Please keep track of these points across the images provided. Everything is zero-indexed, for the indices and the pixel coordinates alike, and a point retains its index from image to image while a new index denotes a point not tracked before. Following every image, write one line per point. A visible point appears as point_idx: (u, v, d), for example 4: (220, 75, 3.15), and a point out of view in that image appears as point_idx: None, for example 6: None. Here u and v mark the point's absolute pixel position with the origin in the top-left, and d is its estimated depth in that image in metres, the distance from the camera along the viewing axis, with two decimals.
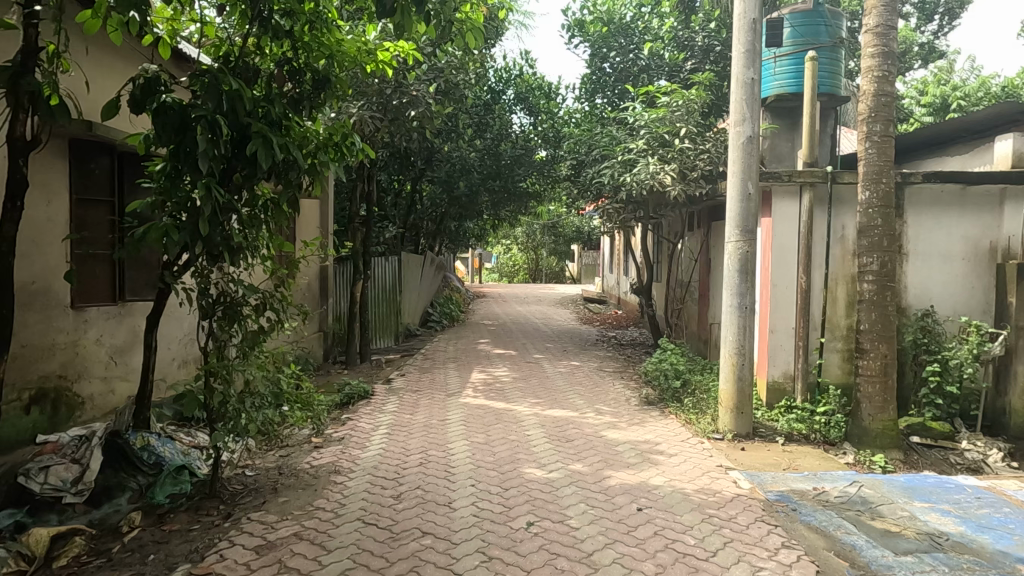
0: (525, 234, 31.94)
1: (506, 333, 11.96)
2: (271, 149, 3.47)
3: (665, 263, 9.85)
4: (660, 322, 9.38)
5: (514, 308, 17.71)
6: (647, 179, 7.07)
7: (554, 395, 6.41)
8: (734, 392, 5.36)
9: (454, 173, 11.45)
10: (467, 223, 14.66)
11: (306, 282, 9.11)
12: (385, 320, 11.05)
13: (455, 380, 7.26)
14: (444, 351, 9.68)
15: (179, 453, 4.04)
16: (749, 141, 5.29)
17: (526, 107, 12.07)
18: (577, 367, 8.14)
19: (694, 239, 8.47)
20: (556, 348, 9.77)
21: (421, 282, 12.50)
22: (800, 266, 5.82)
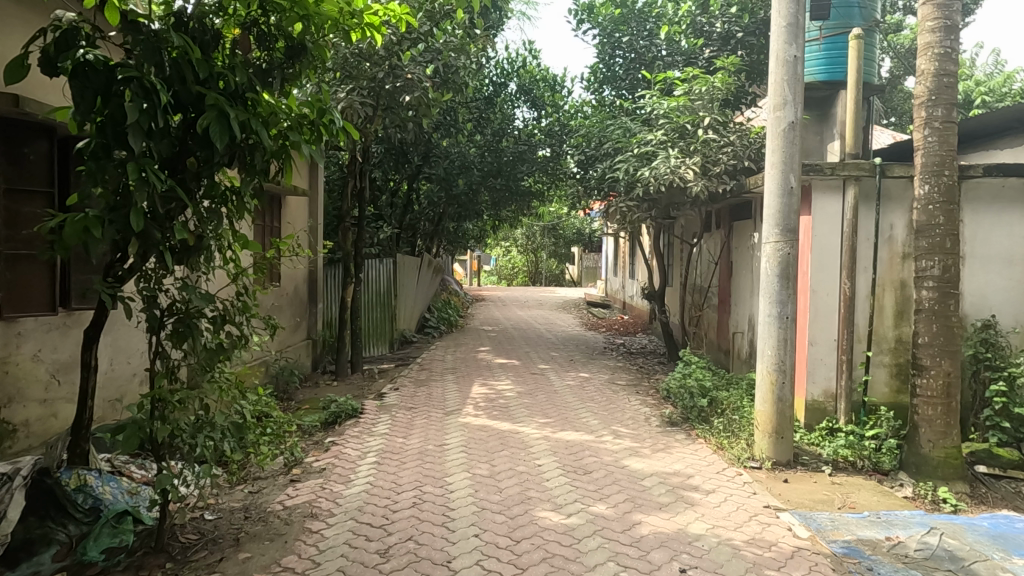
0: (525, 236, 31.28)
1: (508, 340, 11.29)
2: (227, 125, 2.80)
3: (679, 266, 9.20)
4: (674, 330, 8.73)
5: (514, 312, 17.05)
6: (667, 173, 6.39)
7: (565, 414, 5.74)
8: (773, 414, 4.70)
9: (452, 170, 10.79)
10: (467, 223, 13.99)
11: (293, 286, 8.45)
12: (379, 326, 10.34)
13: (453, 395, 6.59)
14: (441, 360, 9.01)
15: (124, 494, 3.36)
16: (790, 127, 4.64)
17: (529, 100, 11.41)
18: (586, 380, 7.48)
19: (714, 240, 7.81)
20: (562, 357, 9.11)
21: (418, 286, 11.83)
22: (844, 270, 5.16)
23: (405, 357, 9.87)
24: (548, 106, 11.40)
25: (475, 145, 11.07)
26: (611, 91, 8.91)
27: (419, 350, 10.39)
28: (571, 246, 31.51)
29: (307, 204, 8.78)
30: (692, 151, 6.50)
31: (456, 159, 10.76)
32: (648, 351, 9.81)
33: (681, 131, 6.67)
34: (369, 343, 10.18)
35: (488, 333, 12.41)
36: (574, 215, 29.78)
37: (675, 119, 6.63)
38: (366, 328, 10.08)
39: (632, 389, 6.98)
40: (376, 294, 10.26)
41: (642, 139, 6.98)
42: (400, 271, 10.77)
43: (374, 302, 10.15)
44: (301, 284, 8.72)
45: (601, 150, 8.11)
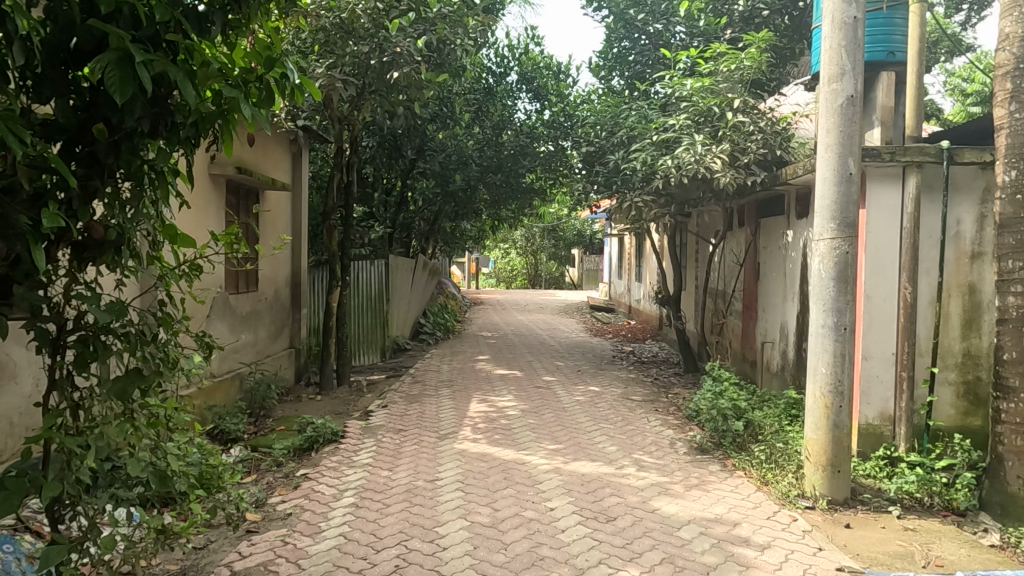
0: (524, 237, 30.50)
1: (509, 347, 10.54)
2: (130, 73, 2.01)
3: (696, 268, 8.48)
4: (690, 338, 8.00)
5: (514, 317, 16.28)
6: (692, 163, 5.66)
7: (577, 439, 4.99)
8: (829, 444, 3.95)
9: (448, 165, 10.02)
10: (465, 223, 13.23)
11: (274, 290, 7.71)
12: (369, 334, 9.67)
13: (449, 414, 5.83)
14: (436, 371, 8.26)
15: (20, 562, 2.63)
16: (849, 102, 3.89)
17: (532, 90, 10.62)
18: (596, 394, 6.73)
19: (738, 240, 7.09)
20: (568, 368, 8.37)
21: (412, 289, 11.09)
22: (905, 272, 4.42)
23: (399, 367, 9.11)
24: (552, 97, 10.62)
25: (473, 139, 10.31)
26: (622, 77, 8.16)
27: (413, 359, 9.64)
28: (571, 248, 30.75)
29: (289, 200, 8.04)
30: (722, 138, 5.77)
31: (452, 153, 10.01)
32: (663, 360, 9.06)
33: (709, 116, 5.92)
34: (355, 353, 9.51)
35: (487, 340, 11.65)
36: (574, 216, 29.04)
37: (700, 101, 5.88)
38: (354, 336, 9.41)
39: (649, 406, 6.23)
40: (367, 299, 9.52)
41: (664, 125, 6.24)
42: (394, 274, 10.04)
43: (365, 307, 9.52)
44: (282, 288, 7.97)
45: (613, 139, 7.36)
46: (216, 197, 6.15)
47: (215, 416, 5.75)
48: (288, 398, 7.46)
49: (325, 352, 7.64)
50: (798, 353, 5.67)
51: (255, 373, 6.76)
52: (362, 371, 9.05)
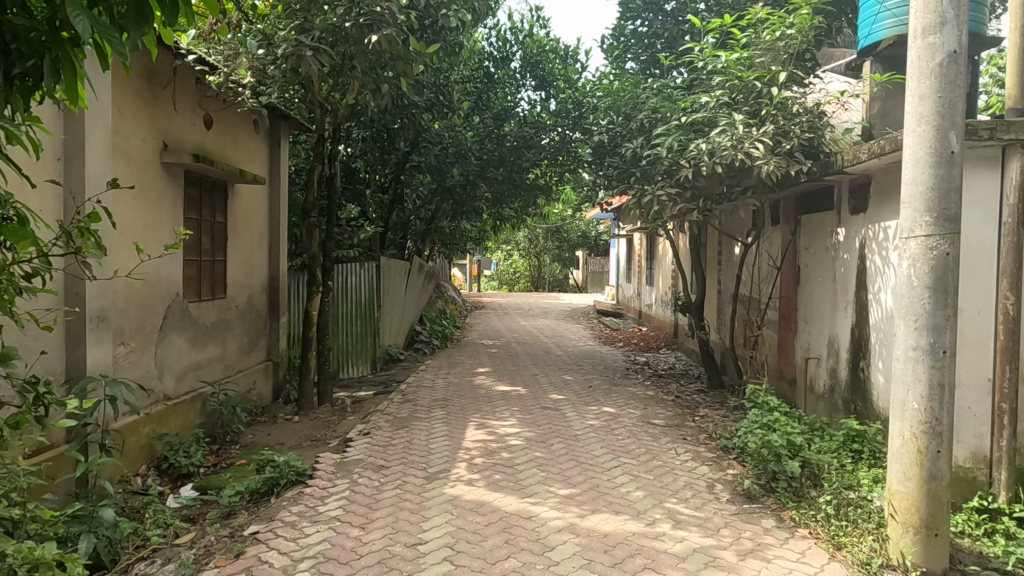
0: (527, 239, 29.61)
1: (511, 357, 9.67)
2: None
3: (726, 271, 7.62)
4: (714, 350, 7.14)
5: (517, 322, 15.42)
6: (728, 148, 4.79)
7: (595, 481, 4.12)
8: (922, 502, 3.06)
9: (444, 158, 9.15)
10: (464, 223, 12.35)
11: (245, 296, 6.86)
12: (356, 343, 8.86)
13: (442, 445, 4.96)
14: (431, 387, 7.39)
15: None
16: (951, 59, 3.02)
17: (537, 77, 9.76)
18: (612, 417, 5.85)
19: (774, 239, 6.23)
20: (578, 383, 7.51)
21: (407, 294, 10.23)
22: (1008, 279, 3.53)
23: (390, 381, 8.25)
24: (560, 83, 9.73)
25: (472, 130, 9.46)
26: (639, 57, 7.31)
27: (406, 371, 8.76)
28: (575, 250, 29.88)
29: (263, 194, 7.20)
30: (766, 118, 4.90)
31: (449, 145, 9.15)
32: (683, 374, 8.19)
33: (751, 91, 5.02)
34: (340, 365, 8.67)
35: (488, 348, 10.77)
36: (579, 217, 28.21)
37: (738, 74, 4.99)
38: (339, 346, 8.61)
39: (675, 433, 5.34)
40: (354, 304, 8.76)
41: (694, 104, 5.37)
42: (385, 278, 9.27)
43: (354, 315, 8.79)
44: (257, 294, 7.13)
45: (631, 125, 6.49)
46: (170, 190, 5.29)
47: (165, 447, 4.89)
48: (262, 420, 6.59)
49: (304, 367, 6.79)
50: (855, 373, 4.80)
51: (220, 393, 5.91)
52: (349, 386, 8.19)
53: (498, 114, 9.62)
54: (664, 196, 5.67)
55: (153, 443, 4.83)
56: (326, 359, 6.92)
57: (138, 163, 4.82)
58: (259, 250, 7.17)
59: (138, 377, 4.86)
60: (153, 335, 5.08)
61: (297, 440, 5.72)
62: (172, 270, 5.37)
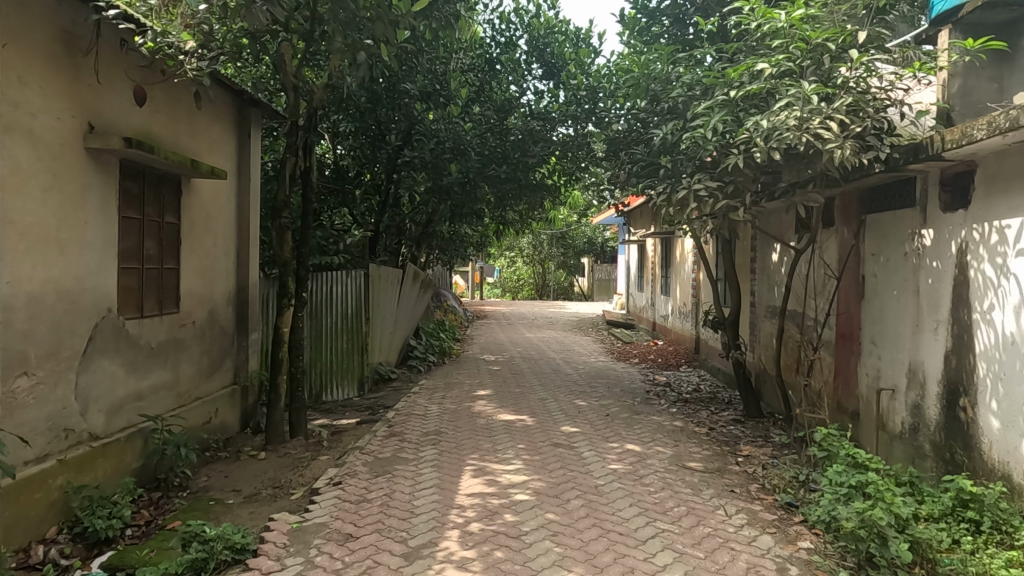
0: (531, 245, 28.63)
1: (516, 376, 8.65)
2: None
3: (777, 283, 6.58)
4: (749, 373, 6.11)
5: (521, 334, 14.41)
6: (793, 127, 3.80)
7: (629, 564, 3.10)
8: None
9: (440, 154, 8.15)
10: (464, 227, 11.36)
11: (206, 310, 5.89)
12: (341, 362, 8.08)
13: (430, 502, 3.95)
14: (422, 414, 6.38)
15: None
16: None
17: (544, 64, 8.79)
18: (638, 460, 4.83)
19: (830, 244, 5.23)
20: (593, 411, 6.49)
21: (399, 305, 9.20)
22: None
23: (377, 405, 7.25)
24: (571, 68, 8.66)
25: (470, 120, 8.44)
26: (665, 32, 6.32)
27: (397, 394, 7.75)
28: (581, 256, 28.92)
29: (227, 191, 6.22)
30: (839, 90, 3.92)
31: (445, 139, 8.09)
32: (713, 400, 7.19)
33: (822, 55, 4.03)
34: (320, 388, 7.94)
35: (490, 365, 9.75)
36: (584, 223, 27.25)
37: (802, 34, 4.01)
38: (319, 367, 7.91)
39: (719, 485, 4.32)
40: (337, 318, 8.02)
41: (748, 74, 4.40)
42: (375, 287, 8.41)
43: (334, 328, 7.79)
44: (220, 307, 6.15)
45: (662, 106, 5.50)
46: (99, 183, 4.31)
47: (81, 504, 3.89)
48: (221, 456, 5.61)
49: (273, 394, 5.82)
50: (952, 413, 3.78)
51: (167, 428, 4.91)
52: (332, 413, 7.19)
53: (501, 104, 8.67)
54: (704, 189, 4.68)
55: (66, 499, 3.84)
56: (300, 382, 5.95)
57: (51, 148, 3.83)
58: (224, 256, 6.21)
59: (49, 416, 3.86)
60: (72, 361, 4.08)
61: (256, 487, 4.72)
62: (102, 281, 4.38)
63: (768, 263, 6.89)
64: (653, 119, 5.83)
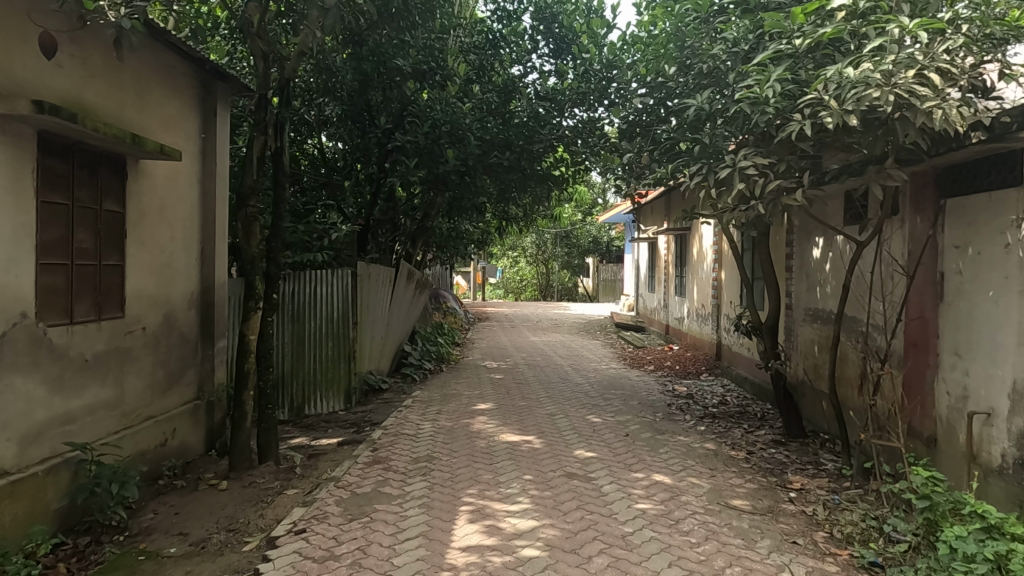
0: (534, 244, 27.77)
1: (520, 387, 7.80)
2: None
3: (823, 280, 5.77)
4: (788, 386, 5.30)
5: (525, 337, 13.57)
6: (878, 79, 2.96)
7: None
8: None
9: (436, 140, 7.36)
10: (464, 223, 10.52)
11: (160, 314, 5.06)
12: (325, 371, 7.31)
13: (413, 561, 3.10)
14: (413, 435, 5.53)
15: None
16: None
17: (552, 39, 7.94)
18: (670, 497, 3.98)
19: (896, 235, 4.37)
20: (610, 430, 5.65)
21: (392, 307, 8.37)
22: None
23: (364, 422, 6.41)
24: (583, 42, 7.58)
25: (470, 102, 7.55)
26: None
27: (387, 408, 6.91)
28: (586, 256, 28.09)
29: (188, 177, 5.40)
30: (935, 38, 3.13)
31: (442, 123, 7.30)
32: (746, 417, 6.34)
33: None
34: (301, 399, 7.24)
35: (492, 373, 8.90)
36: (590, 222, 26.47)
37: None
38: (301, 376, 7.23)
39: (775, 533, 3.46)
40: (320, 321, 7.26)
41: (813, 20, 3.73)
42: (364, 288, 7.61)
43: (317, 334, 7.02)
44: (179, 310, 5.32)
45: (697, 71, 4.69)
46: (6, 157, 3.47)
47: None
48: (176, 487, 4.78)
49: (238, 413, 4.98)
50: None
51: (101, 457, 4.09)
52: (312, 431, 6.36)
53: (504, 86, 7.90)
54: (754, 162, 3.85)
55: None
56: (270, 399, 5.12)
57: None
58: (185, 251, 5.39)
59: None
60: None
61: (206, 531, 3.89)
62: (11, 281, 3.55)
63: (807, 258, 6.08)
64: (685, 88, 5.01)
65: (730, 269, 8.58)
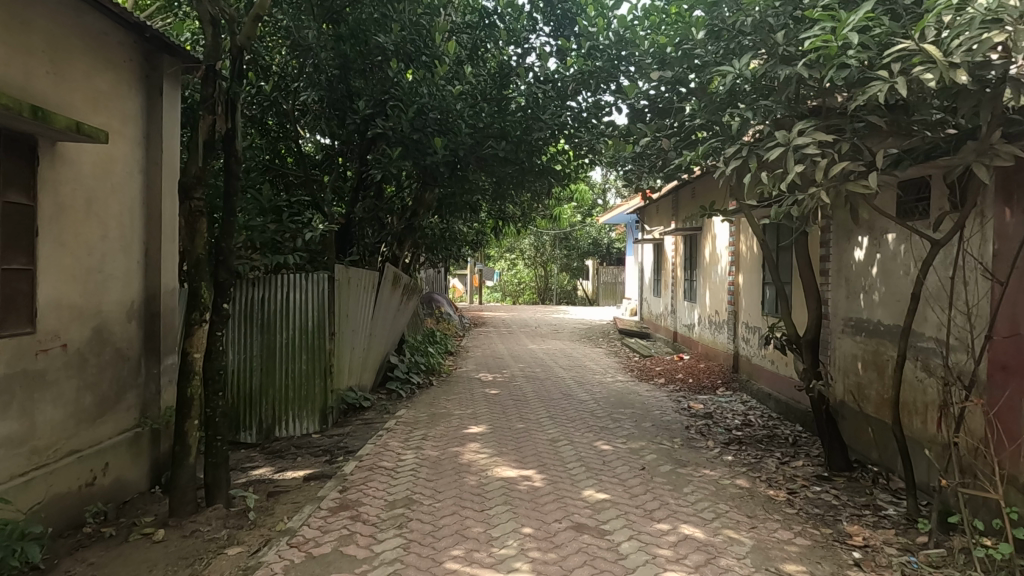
0: (533, 246, 26.95)
1: (517, 404, 6.98)
2: None
3: (871, 287, 4.98)
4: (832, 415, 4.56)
5: (524, 344, 12.76)
6: None
7: None
8: None
9: (422, 128, 6.54)
10: (457, 222, 9.71)
11: (89, 328, 4.24)
12: (298, 389, 6.51)
13: None
14: (392, 469, 4.71)
15: None
16: None
17: (555, 16, 7.14)
18: (706, 561, 3.17)
19: (979, 233, 3.56)
20: (623, 461, 4.84)
21: (376, 315, 7.55)
22: None
23: (339, 449, 5.58)
24: (589, 13, 6.65)
25: (461, 85, 6.75)
26: None
27: (366, 432, 6.08)
28: (585, 258, 27.31)
29: (127, 165, 4.59)
30: None
31: (430, 110, 6.48)
32: (777, 444, 5.54)
33: None
34: (271, 420, 6.46)
35: (487, 387, 8.08)
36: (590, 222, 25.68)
37: None
38: (270, 394, 6.45)
39: None
40: (292, 332, 6.49)
41: None
42: (342, 295, 6.80)
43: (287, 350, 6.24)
44: (115, 323, 4.51)
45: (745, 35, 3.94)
46: None
47: None
48: (102, 537, 3.95)
49: (179, 447, 4.15)
50: None
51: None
52: (278, 460, 5.53)
53: (501, 69, 7.09)
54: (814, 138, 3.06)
55: None
56: (219, 430, 4.29)
57: None
58: (123, 253, 4.58)
59: None
60: None
61: None
62: None
63: (850, 261, 5.29)
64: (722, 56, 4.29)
65: (749, 273, 7.78)
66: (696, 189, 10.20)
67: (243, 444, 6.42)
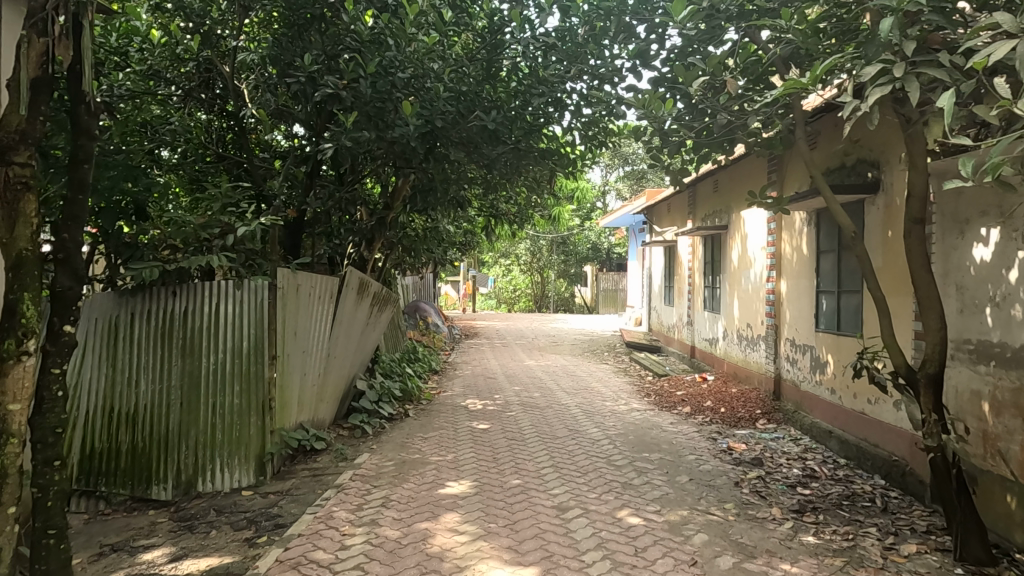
0: (528, 251, 25.48)
1: (512, 445, 5.51)
2: None
3: (1012, 297, 3.50)
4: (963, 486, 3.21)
5: (521, 359, 11.30)
6: None
7: None
8: None
9: (389, 90, 5.06)
10: (442, 220, 8.26)
11: None
12: (227, 429, 5.03)
13: None
14: (327, 567, 3.23)
15: None
16: None
17: None
18: None
19: None
20: (663, 552, 3.38)
21: (337, 332, 6.09)
22: None
23: (266, 522, 4.08)
24: None
25: (438, 35, 5.30)
26: None
27: (310, 493, 4.57)
28: (583, 264, 25.90)
29: None
30: None
31: (397, 69, 5.04)
32: (864, 511, 4.08)
33: None
34: (193, 469, 4.98)
35: (474, 419, 6.61)
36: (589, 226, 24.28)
37: None
38: (192, 435, 4.99)
39: None
40: (222, 355, 5.08)
41: None
42: (288, 307, 5.36)
43: (228, 377, 5.06)
44: None
45: None
46: None
47: None
48: None
49: None
50: None
51: None
52: (183, 537, 4.03)
53: (490, 22, 5.64)
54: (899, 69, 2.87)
55: None
56: (55, 521, 2.81)
57: None
58: None
59: None
60: None
61: None
62: None
63: (974, 262, 3.80)
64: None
65: (797, 279, 6.35)
66: (720, 182, 8.82)
67: (155, 502, 4.94)
